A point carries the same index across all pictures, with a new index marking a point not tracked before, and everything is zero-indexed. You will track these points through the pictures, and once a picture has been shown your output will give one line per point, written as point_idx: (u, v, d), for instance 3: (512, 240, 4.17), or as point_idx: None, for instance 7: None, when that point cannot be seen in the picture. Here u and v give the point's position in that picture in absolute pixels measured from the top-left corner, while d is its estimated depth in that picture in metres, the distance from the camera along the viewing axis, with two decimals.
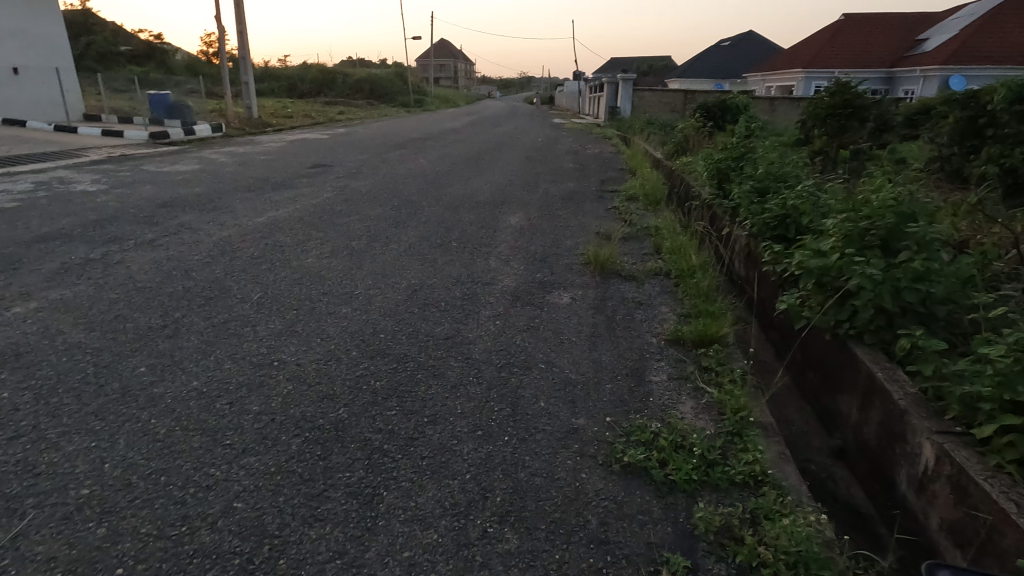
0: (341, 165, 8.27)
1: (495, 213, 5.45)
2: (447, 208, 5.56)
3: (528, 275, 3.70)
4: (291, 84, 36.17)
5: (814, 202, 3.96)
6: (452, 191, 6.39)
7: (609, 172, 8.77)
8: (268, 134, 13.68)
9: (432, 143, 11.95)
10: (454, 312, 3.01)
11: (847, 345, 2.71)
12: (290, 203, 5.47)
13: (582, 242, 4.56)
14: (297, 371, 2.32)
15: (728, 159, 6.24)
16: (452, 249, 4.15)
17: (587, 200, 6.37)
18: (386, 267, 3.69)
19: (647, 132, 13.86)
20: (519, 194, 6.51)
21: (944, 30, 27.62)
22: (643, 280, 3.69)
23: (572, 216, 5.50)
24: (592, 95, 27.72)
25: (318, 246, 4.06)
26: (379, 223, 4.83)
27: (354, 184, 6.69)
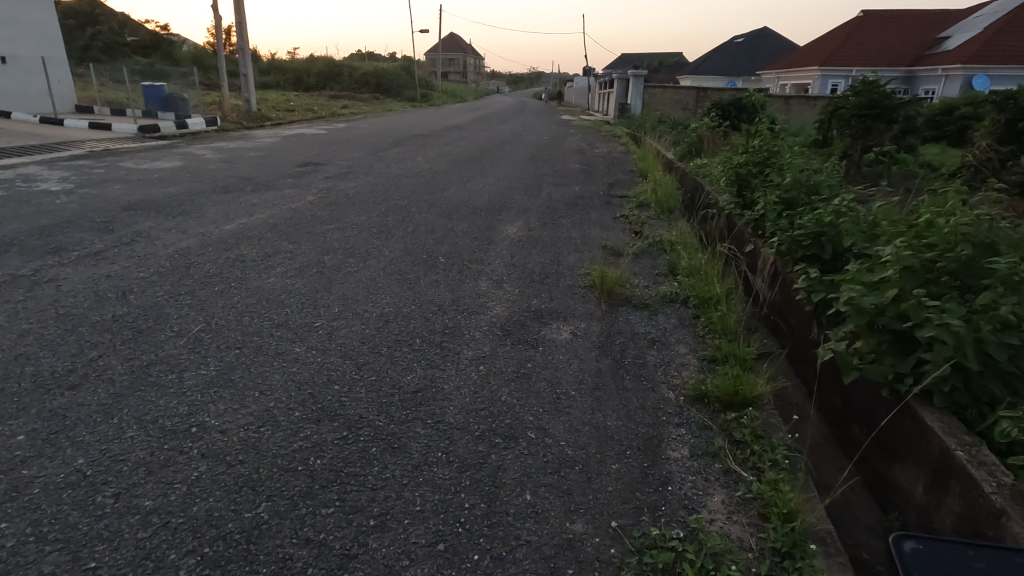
0: (333, 164, 7.77)
1: (492, 222, 4.94)
2: (440, 215, 5.06)
3: (523, 301, 3.19)
4: (297, 77, 35.70)
5: (856, 219, 3.44)
6: (447, 195, 5.88)
7: (618, 174, 8.23)
8: (265, 128, 13.22)
9: (433, 141, 11.45)
10: (429, 353, 2.51)
11: (911, 407, 2.19)
12: (268, 208, 4.98)
13: (586, 260, 4.05)
14: (217, 442, 1.82)
15: (749, 164, 5.70)
16: (437, 267, 3.65)
17: (594, 208, 5.83)
18: (359, 289, 3.20)
19: (658, 131, 13.29)
20: (520, 199, 5.99)
21: (966, 28, 26.76)
22: (656, 310, 3.17)
23: (576, 227, 4.98)
24: (602, 92, 27.10)
25: (286, 262, 3.58)
26: (361, 232, 4.33)
27: (343, 185, 6.20)
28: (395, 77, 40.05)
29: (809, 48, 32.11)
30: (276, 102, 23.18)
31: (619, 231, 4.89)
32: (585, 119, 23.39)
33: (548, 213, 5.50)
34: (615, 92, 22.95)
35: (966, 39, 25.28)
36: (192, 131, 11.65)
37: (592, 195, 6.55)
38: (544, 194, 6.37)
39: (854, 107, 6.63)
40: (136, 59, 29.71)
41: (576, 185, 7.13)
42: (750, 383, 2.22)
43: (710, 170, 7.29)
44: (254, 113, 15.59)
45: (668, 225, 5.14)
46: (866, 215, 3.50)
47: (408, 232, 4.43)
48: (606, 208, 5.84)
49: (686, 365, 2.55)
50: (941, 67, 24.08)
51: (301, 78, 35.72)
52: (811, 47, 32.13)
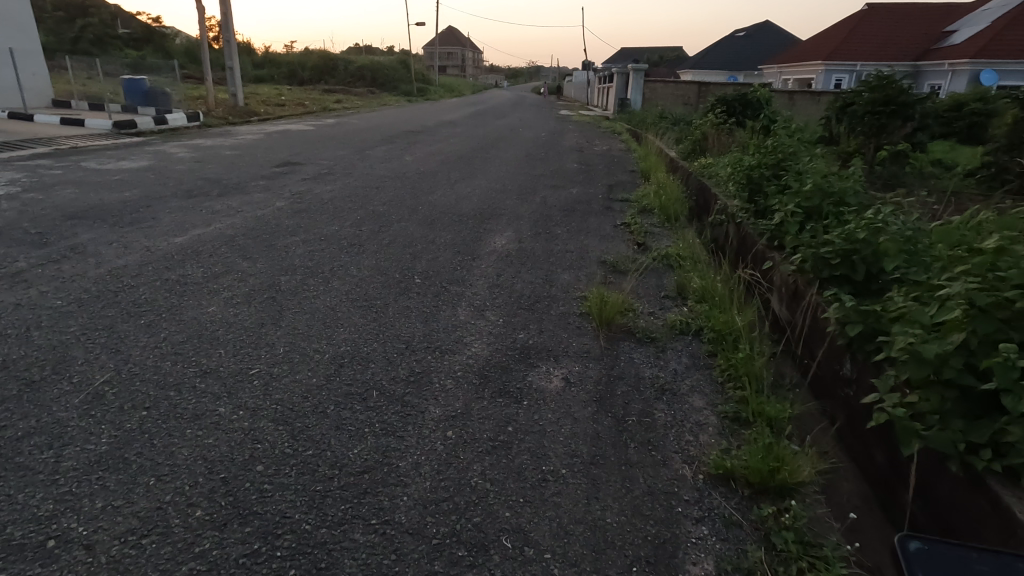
0: (313, 163, 7.27)
1: (480, 232, 4.46)
2: (421, 224, 4.58)
3: (508, 335, 2.71)
4: (291, 71, 35.06)
5: (894, 236, 2.98)
6: (432, 200, 5.40)
7: (619, 175, 7.74)
8: (250, 124, 12.70)
9: (425, 138, 10.92)
10: (387, 412, 2.04)
11: (992, 487, 1.52)
12: (230, 216, 4.49)
13: (582, 279, 3.56)
14: (79, 565, 1.34)
15: (761, 167, 5.22)
16: (411, 289, 3.18)
17: (592, 214, 5.34)
18: (316, 320, 2.73)
19: (660, 128, 12.82)
20: (511, 204, 5.50)
21: (973, 22, 26.20)
22: (664, 346, 2.69)
23: (573, 237, 4.50)
24: (601, 87, 26.57)
25: (237, 285, 3.10)
26: (329, 245, 3.85)
27: (320, 188, 5.72)
28: (392, 71, 39.41)
29: (812, 42, 31.54)
30: (268, 96, 22.59)
31: (620, 242, 4.41)
32: (584, 114, 22.86)
33: (543, 220, 5.02)
34: (616, 86, 22.40)
35: (973, 33, 24.74)
36: (172, 127, 11.12)
37: (591, 199, 6.06)
38: (539, 197, 5.89)
39: (867, 103, 6.34)
40: (126, 52, 29.08)
41: (573, 187, 6.64)
42: (788, 464, 1.75)
43: (717, 172, 6.80)
44: (241, 109, 15.05)
45: (674, 235, 4.67)
46: (905, 230, 3.03)
47: (383, 245, 3.95)
48: (606, 214, 5.35)
49: (703, 426, 2.07)
50: (948, 62, 23.56)
51: (296, 72, 35.07)
52: (815, 41, 31.55)
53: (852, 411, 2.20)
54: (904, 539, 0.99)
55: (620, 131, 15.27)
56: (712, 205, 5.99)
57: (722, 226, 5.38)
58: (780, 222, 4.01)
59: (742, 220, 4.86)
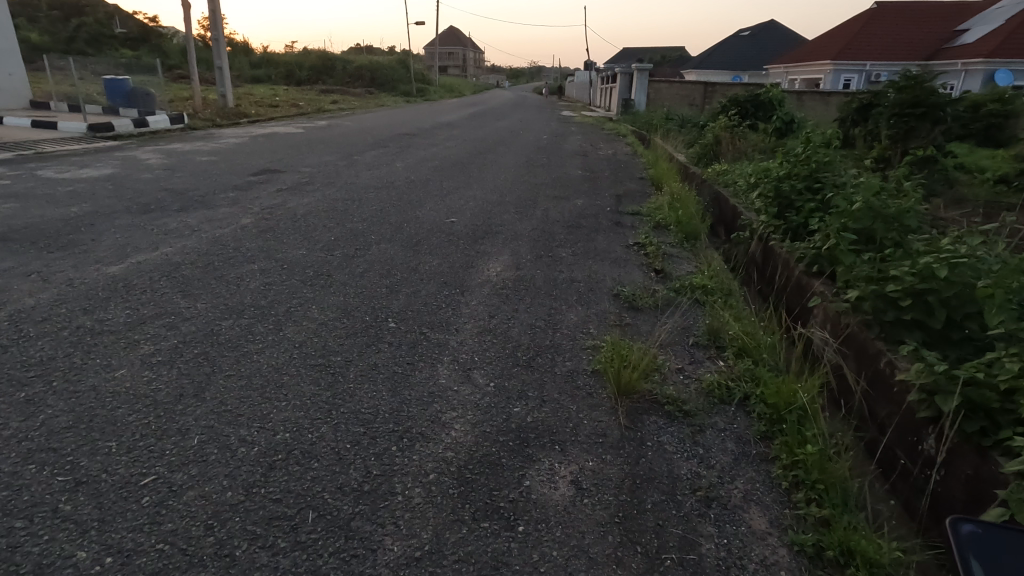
0: (294, 172, 6.68)
1: (472, 257, 3.86)
2: (404, 246, 3.97)
3: (499, 408, 2.11)
4: (289, 71, 34.48)
5: (981, 276, 2.42)
6: (420, 215, 4.79)
7: (627, 184, 7.13)
8: (237, 126, 12.12)
9: (419, 141, 10.33)
10: (324, 549, 1.44)
11: None
12: (184, 237, 3.90)
13: (593, 319, 2.95)
14: None
15: (793, 181, 4.63)
16: (382, 339, 2.57)
17: (600, 231, 4.74)
18: (252, 389, 2.12)
19: (666, 130, 12.24)
20: (508, 219, 4.89)
21: (985, 21, 25.54)
22: (701, 425, 2.09)
23: (580, 261, 3.89)
24: (604, 87, 26.01)
25: (165, 333, 2.50)
26: (292, 277, 3.26)
27: (295, 201, 5.13)
28: (391, 71, 38.88)
29: (819, 42, 30.90)
30: (262, 97, 22.03)
31: (634, 268, 3.81)
32: (587, 115, 22.23)
33: (544, 239, 4.41)
34: (619, 87, 21.78)
35: (986, 32, 24.08)
36: (153, 130, 10.53)
37: (598, 213, 5.45)
38: (540, 211, 5.29)
39: (893, 105, 5.78)
40: (120, 52, 28.56)
41: (578, 199, 6.04)
42: None
43: (737, 183, 6.20)
44: (230, 111, 14.47)
45: (697, 259, 4.06)
46: (994, 268, 2.48)
47: (356, 274, 3.35)
48: (616, 232, 4.74)
49: (772, 573, 1.46)
50: (960, 61, 22.97)
51: (293, 71, 34.50)
52: (822, 41, 30.91)
53: (934, 501, 1.76)
54: (955, 521, 0.93)
55: (624, 134, 14.65)
56: (736, 222, 5.40)
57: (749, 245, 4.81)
58: (826, 250, 3.43)
59: (773, 242, 4.28)
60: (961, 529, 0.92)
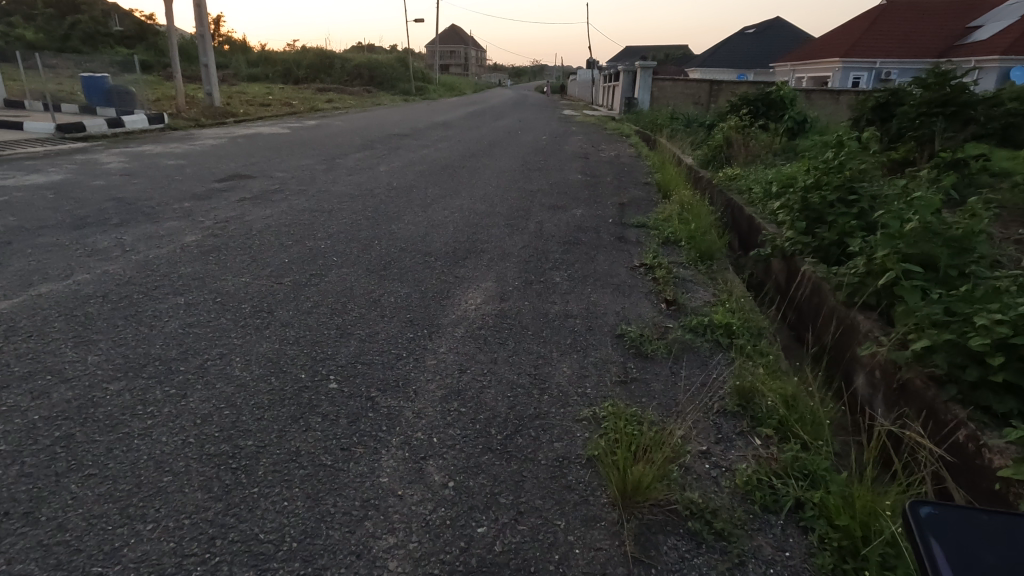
0: (266, 177, 6.08)
1: (448, 284, 3.25)
2: (370, 269, 3.38)
3: (457, 531, 1.51)
4: (287, 69, 33.93)
5: None
6: (395, 230, 4.20)
7: (632, 190, 6.53)
8: (221, 126, 11.54)
9: (410, 142, 9.74)
10: None
11: None
12: (108, 260, 3.31)
13: (589, 375, 2.35)
14: None
15: (824, 195, 4.01)
16: (314, 411, 1.98)
17: (601, 250, 4.14)
18: (112, 500, 1.52)
19: (672, 131, 11.65)
20: (496, 234, 4.30)
21: (1000, 16, 24.79)
22: (742, 553, 1.49)
23: (576, 289, 3.29)
24: (606, 86, 25.40)
25: (26, 404, 1.90)
26: (222, 314, 2.67)
27: (256, 212, 4.54)
28: (391, 70, 38.35)
29: (827, 39, 30.22)
30: (256, 95, 21.49)
31: (640, 298, 3.21)
32: (589, 114, 21.61)
33: (536, 259, 3.82)
34: (622, 85, 21.11)
35: (1001, 28, 23.33)
36: (128, 130, 9.96)
37: (599, 225, 4.84)
38: (534, 223, 4.69)
39: (926, 104, 5.18)
40: (115, 50, 28.07)
41: (578, 207, 5.43)
42: None
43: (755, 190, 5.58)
44: (217, 110, 13.92)
45: (715, 287, 3.45)
46: None
47: (302, 310, 2.76)
48: (619, 251, 4.14)
49: None
50: (976, 58, 22.33)
51: (291, 70, 33.96)
52: (830, 38, 30.16)
53: None
54: (913, 505, 0.92)
55: (627, 134, 14.01)
56: (757, 237, 4.82)
57: (776, 263, 4.31)
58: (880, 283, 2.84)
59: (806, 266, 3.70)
60: (920, 514, 0.91)
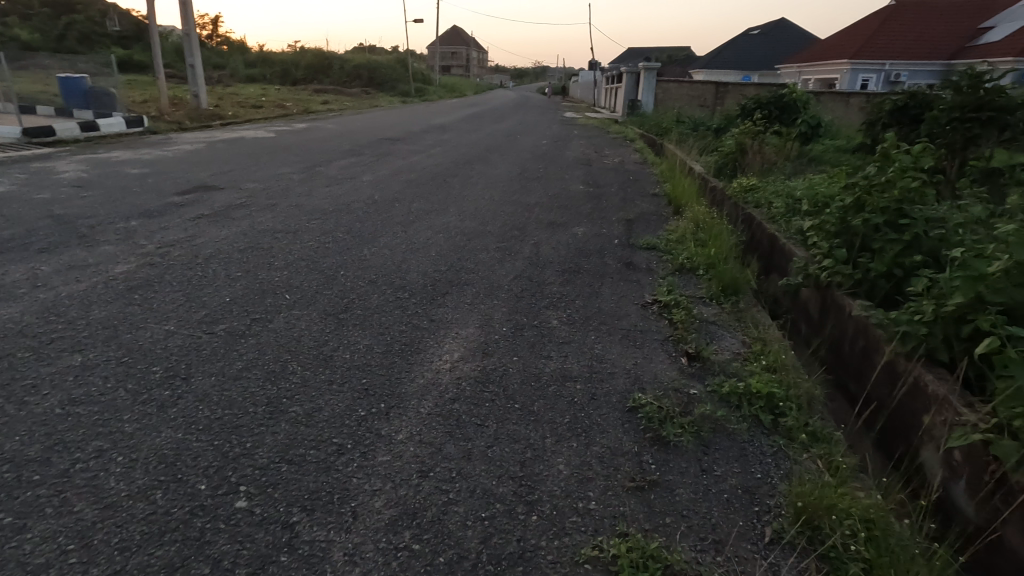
0: (235, 189, 5.50)
1: (421, 332, 2.67)
2: (327, 311, 2.80)
3: None
4: (285, 70, 33.39)
5: None
6: (367, 256, 3.63)
7: (638, 202, 5.95)
8: (205, 130, 10.96)
9: (402, 147, 9.17)
10: None
11: None
12: (8, 300, 2.72)
13: (593, 478, 1.77)
14: None
15: (866, 217, 3.43)
16: (202, 554, 1.40)
17: (606, 281, 3.56)
18: None
19: (678, 134, 11.09)
20: (483, 261, 3.72)
21: (1013, 17, 24.18)
22: None
23: (576, 338, 2.71)
24: (609, 87, 24.87)
25: None
26: (123, 383, 2.09)
27: (210, 233, 3.96)
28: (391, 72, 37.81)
29: (834, 40, 29.65)
30: (249, 97, 20.93)
31: (654, 350, 2.64)
32: (591, 117, 21.08)
33: (529, 294, 3.24)
34: (624, 87, 20.50)
35: (1015, 29, 22.74)
36: (103, 134, 9.39)
37: (603, 247, 4.26)
38: (528, 246, 4.12)
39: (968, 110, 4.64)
40: (108, 50, 27.56)
41: (579, 224, 4.86)
42: None
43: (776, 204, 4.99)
44: (203, 113, 13.35)
45: (745, 331, 2.87)
46: None
47: (228, 375, 2.17)
48: (628, 282, 3.56)
49: None
50: (989, 60, 21.84)
51: (289, 71, 33.43)
52: (837, 39, 29.57)
53: None
54: (958, 570, 1.46)
55: (631, 138, 13.43)
56: (787, 264, 4.26)
57: (807, 291, 3.86)
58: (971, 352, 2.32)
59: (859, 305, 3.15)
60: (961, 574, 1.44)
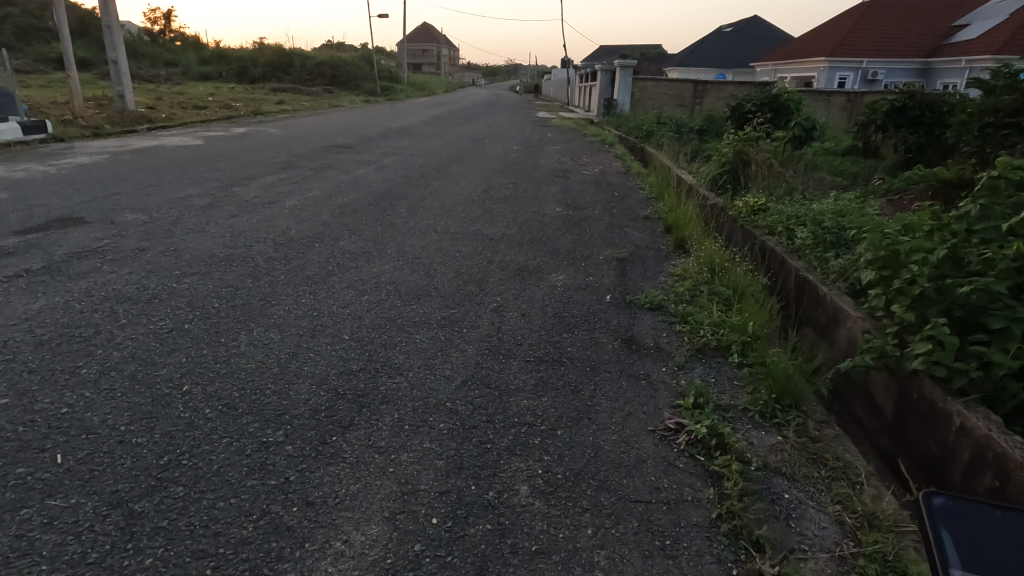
0: (105, 223, 4.17)
1: (279, 543, 1.47)
2: (117, 497, 1.57)
3: None
4: (242, 68, 31.45)
5: None
6: (245, 347, 2.43)
7: (628, 231, 4.84)
8: (122, 137, 9.44)
9: (349, 158, 7.88)
10: None
11: None
12: None
13: None
14: None
15: (976, 281, 2.36)
16: None
17: (600, 378, 2.41)
18: None
19: (662, 138, 10.07)
20: (420, 349, 2.52)
21: (987, 14, 24.02)
22: None
23: (561, 541, 1.54)
24: (583, 86, 23.85)
25: None
26: None
27: (14, 308, 2.67)
28: (356, 69, 36.10)
29: (808, 37, 29.23)
30: (195, 97, 19.18)
31: (701, 562, 1.50)
32: (564, 117, 20.02)
33: (482, 417, 2.06)
34: (599, 86, 19.44)
35: (990, 27, 22.49)
36: None
37: (591, 310, 3.11)
38: (488, 313, 2.95)
39: None
40: (43, 46, 25.30)
41: (557, 269, 3.71)
42: None
43: None
44: (128, 116, 11.73)
45: (838, 498, 1.76)
46: None
47: None
48: (633, 381, 2.40)
49: None
50: (967, 58, 21.56)
51: (247, 69, 31.54)
52: (811, 37, 29.15)
53: None
54: (929, 496, 0.95)
55: (609, 142, 12.36)
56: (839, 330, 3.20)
57: (874, 374, 2.77)
58: None
59: (992, 431, 2.08)
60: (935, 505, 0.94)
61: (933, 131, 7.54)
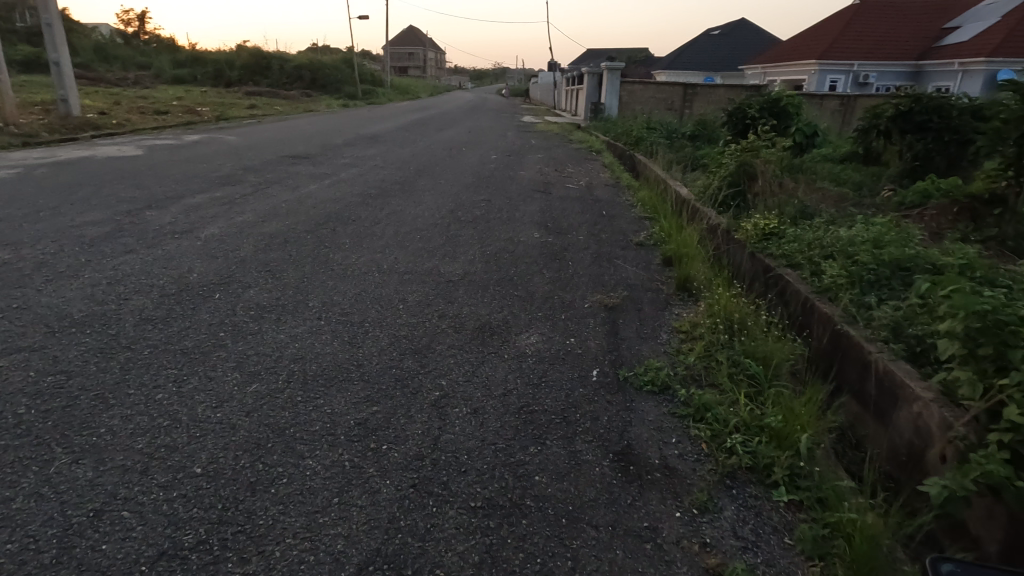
0: None
1: None
2: None
3: None
4: (217, 71, 30.31)
5: None
6: (24, 500, 1.54)
7: (618, 265, 4.00)
8: (52, 146, 8.43)
9: (302, 170, 6.97)
10: None
11: None
12: None
13: None
14: None
15: None
16: None
17: (581, 543, 1.55)
18: None
19: (652, 143, 9.27)
20: (307, 493, 1.65)
21: (977, 17, 23.69)
22: None
23: None
24: (569, 88, 23.12)
25: None
26: None
27: None
28: (337, 72, 35.10)
29: (797, 40, 28.78)
30: (159, 101, 18.02)
31: None
32: (549, 120, 19.25)
33: None
34: (585, 89, 18.62)
35: (982, 30, 22.02)
36: None
37: (570, 398, 2.25)
38: (424, 409, 2.09)
39: None
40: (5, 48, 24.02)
41: (527, 327, 2.86)
42: None
43: None
44: (70, 122, 10.67)
45: None
46: None
47: None
48: (631, 546, 1.55)
49: None
50: (959, 61, 21.06)
51: (223, 71, 30.38)
52: (800, 40, 28.61)
53: None
54: (936, 560, 1.22)
55: (596, 149, 11.58)
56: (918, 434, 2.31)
57: (976, 502, 1.72)
58: None
59: None
60: (941, 568, 1.21)
61: (942, 137, 6.78)
